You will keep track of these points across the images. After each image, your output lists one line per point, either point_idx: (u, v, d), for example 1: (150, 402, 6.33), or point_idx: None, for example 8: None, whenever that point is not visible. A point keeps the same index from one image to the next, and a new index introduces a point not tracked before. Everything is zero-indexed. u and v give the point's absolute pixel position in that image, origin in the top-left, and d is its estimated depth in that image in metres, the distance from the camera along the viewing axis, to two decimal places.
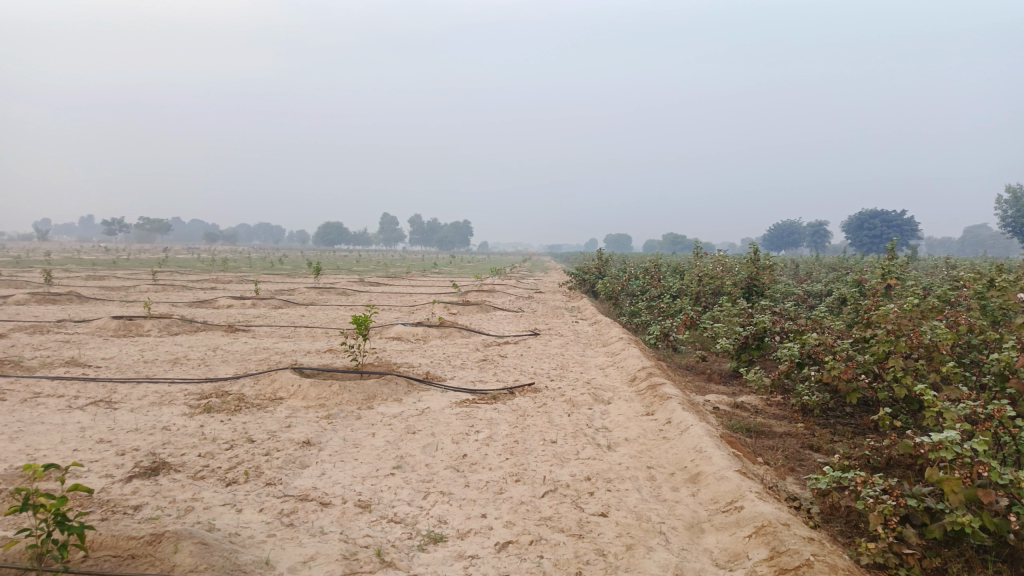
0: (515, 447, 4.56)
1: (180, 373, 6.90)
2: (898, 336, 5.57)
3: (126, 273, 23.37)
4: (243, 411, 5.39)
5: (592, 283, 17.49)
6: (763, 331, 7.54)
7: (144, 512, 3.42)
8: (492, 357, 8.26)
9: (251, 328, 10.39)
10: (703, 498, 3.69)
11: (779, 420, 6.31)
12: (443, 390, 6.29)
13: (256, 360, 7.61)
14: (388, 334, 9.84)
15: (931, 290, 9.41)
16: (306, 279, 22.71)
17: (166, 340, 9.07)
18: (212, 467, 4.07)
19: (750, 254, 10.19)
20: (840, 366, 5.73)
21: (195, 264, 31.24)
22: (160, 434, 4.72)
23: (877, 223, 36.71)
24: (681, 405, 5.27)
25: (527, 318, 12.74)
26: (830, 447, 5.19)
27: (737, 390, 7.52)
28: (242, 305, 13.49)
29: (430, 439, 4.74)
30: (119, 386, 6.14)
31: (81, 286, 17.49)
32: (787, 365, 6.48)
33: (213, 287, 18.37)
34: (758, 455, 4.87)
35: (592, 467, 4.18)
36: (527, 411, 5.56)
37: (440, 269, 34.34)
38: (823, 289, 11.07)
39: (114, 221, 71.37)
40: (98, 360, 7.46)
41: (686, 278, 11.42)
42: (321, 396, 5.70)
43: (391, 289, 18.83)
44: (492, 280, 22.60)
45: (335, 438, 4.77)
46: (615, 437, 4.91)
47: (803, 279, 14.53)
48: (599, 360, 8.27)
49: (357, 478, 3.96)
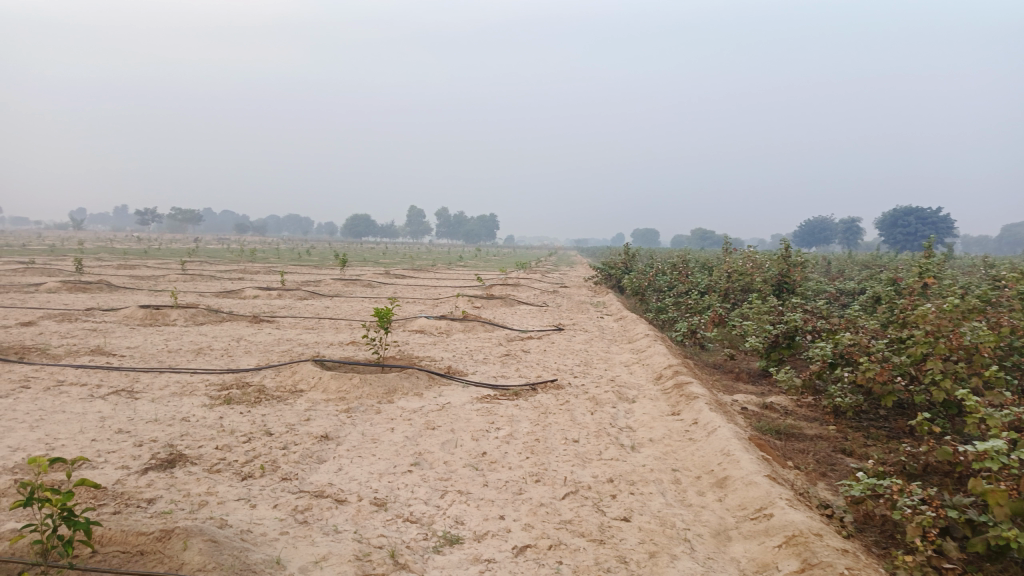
0: (536, 445, 4.45)
1: (202, 363, 6.90)
2: (937, 337, 5.36)
3: (156, 263, 23.68)
4: (263, 403, 5.35)
5: (618, 278, 17.28)
6: (794, 329, 7.34)
7: (158, 506, 3.37)
8: (516, 351, 8.15)
9: (276, 319, 10.41)
10: (731, 504, 3.55)
11: (810, 422, 6.11)
12: (465, 385, 6.19)
13: (278, 351, 7.59)
14: (411, 327, 9.78)
15: (969, 289, 9.09)
16: (333, 271, 22.81)
17: (190, 330, 9.10)
18: (229, 460, 4.03)
19: (781, 251, 9.95)
20: (875, 367, 5.54)
21: (224, 254, 31.55)
22: (179, 425, 4.69)
23: (912, 220, 35.89)
24: (708, 405, 5.12)
25: (552, 312, 12.61)
26: (863, 452, 5.01)
27: (766, 390, 7.33)
28: (268, 296, 13.55)
29: (450, 435, 4.65)
30: (142, 376, 6.15)
31: (113, 275, 17.75)
32: (819, 365, 6.28)
33: (241, 277, 18.53)
34: (788, 459, 4.70)
35: (615, 469, 4.05)
36: (549, 408, 5.45)
37: (466, 262, 34.28)
38: (856, 287, 10.78)
39: (147, 212, 72.64)
40: (123, 349, 7.49)
41: (715, 274, 11.20)
42: (341, 390, 5.64)
43: (417, 281, 18.82)
44: (517, 274, 22.49)
45: (354, 432, 4.70)
46: (639, 437, 4.77)
47: (835, 276, 14.20)
48: (624, 357, 8.12)
49: (374, 474, 3.88)
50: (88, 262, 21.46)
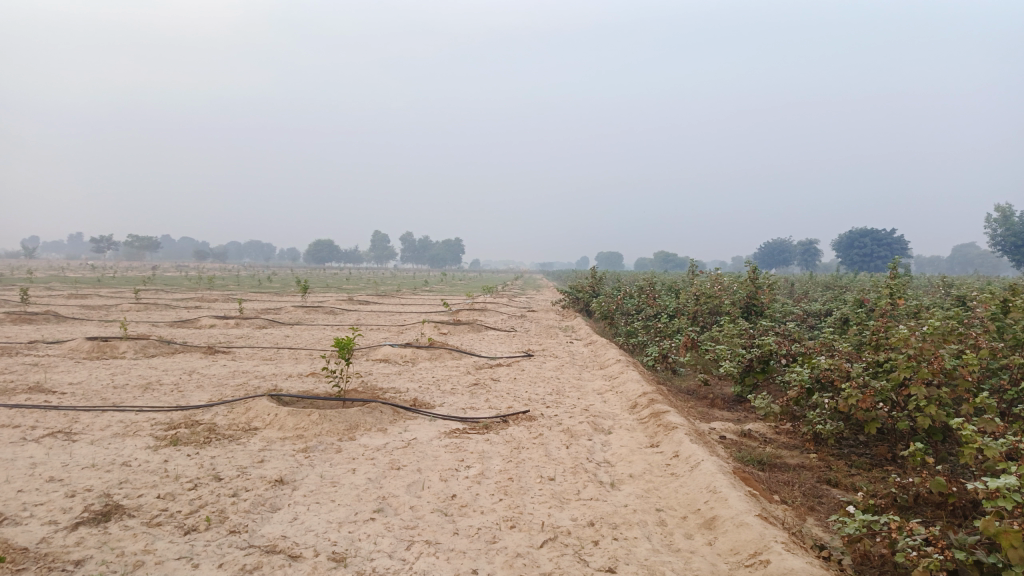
0: (510, 486, 4.15)
1: (150, 399, 6.45)
2: (919, 361, 5.20)
3: (109, 292, 22.82)
4: (213, 444, 4.95)
5: (586, 302, 17.08)
6: (769, 353, 7.16)
7: (86, 568, 2.98)
8: (484, 380, 7.84)
9: (232, 350, 9.94)
10: (722, 548, 3.29)
11: (790, 450, 5.91)
12: (432, 418, 5.86)
13: (233, 385, 7.17)
14: (375, 356, 9.40)
15: (936, 308, 9.08)
16: (293, 297, 22.37)
17: (140, 363, 8.61)
18: (172, 512, 3.64)
19: (749, 272, 9.85)
20: (857, 394, 5.35)
21: (183, 282, 30.69)
22: (118, 471, 4.28)
23: (867, 241, 36.63)
24: (688, 436, 4.87)
25: (520, 338, 12.34)
26: (849, 483, 4.81)
27: (742, 416, 7.13)
28: (225, 325, 13.04)
29: (417, 476, 4.33)
30: (82, 415, 5.69)
31: (62, 304, 17.13)
32: (796, 391, 6.09)
33: (197, 305, 18.01)
34: (774, 493, 4.48)
35: (595, 510, 3.77)
36: (522, 443, 5.15)
37: (431, 287, 33.82)
38: (823, 308, 10.74)
39: (103, 239, 71.13)
40: (64, 385, 6.99)
41: (683, 297, 11.06)
42: (299, 427, 5.28)
43: (381, 308, 18.42)
44: (483, 299, 22.24)
45: (312, 475, 4.34)
46: (618, 473, 4.50)
47: (800, 297, 14.23)
48: (596, 384, 7.86)
49: (334, 524, 3.54)
50: (36, 292, 20.57)
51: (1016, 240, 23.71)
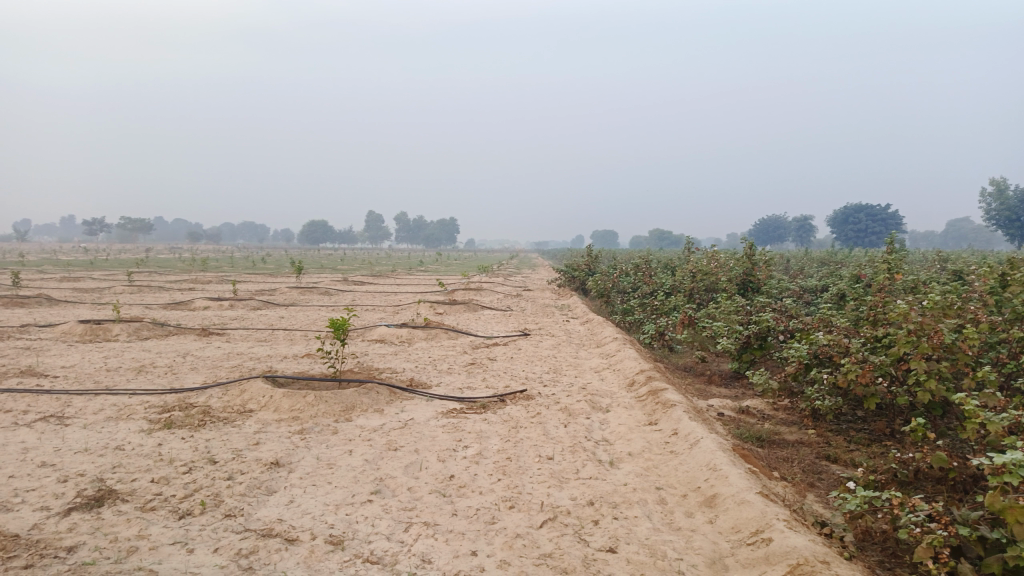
0: (508, 465, 4.11)
1: (144, 382, 6.39)
2: (919, 336, 5.16)
3: (101, 274, 22.62)
4: (207, 427, 4.90)
5: (582, 280, 17.01)
6: (767, 330, 7.12)
7: (79, 555, 2.93)
8: (481, 360, 7.79)
9: (226, 332, 9.87)
10: (723, 526, 3.26)
11: (789, 426, 5.89)
12: (429, 398, 5.82)
13: (228, 367, 7.10)
14: (370, 337, 9.34)
15: (933, 282, 9.04)
16: (288, 279, 22.26)
17: (134, 346, 8.54)
18: (166, 497, 3.59)
19: (746, 248, 9.80)
20: (856, 369, 5.31)
21: (176, 264, 30.52)
22: (111, 456, 4.22)
23: (863, 217, 36.55)
24: (687, 414, 4.84)
25: (516, 317, 12.29)
26: (849, 459, 4.79)
27: (740, 393, 7.11)
28: (220, 307, 12.95)
29: (414, 457, 4.28)
30: (75, 399, 5.62)
31: (54, 287, 17.05)
32: (794, 367, 6.06)
33: (191, 287, 17.91)
34: (773, 470, 4.45)
35: (595, 489, 3.74)
36: (520, 422, 5.11)
37: (426, 267, 33.71)
38: (819, 284, 10.69)
39: (96, 222, 70.72)
40: (57, 369, 6.91)
41: (679, 274, 11.01)
42: (294, 409, 5.23)
43: (376, 288, 18.35)
44: (478, 278, 22.17)
45: (308, 457, 4.29)
46: (617, 452, 4.47)
47: (797, 273, 14.20)
48: (593, 362, 7.82)
49: (331, 506, 3.50)
50: (28, 276, 20.41)
51: (1010, 215, 23.67)
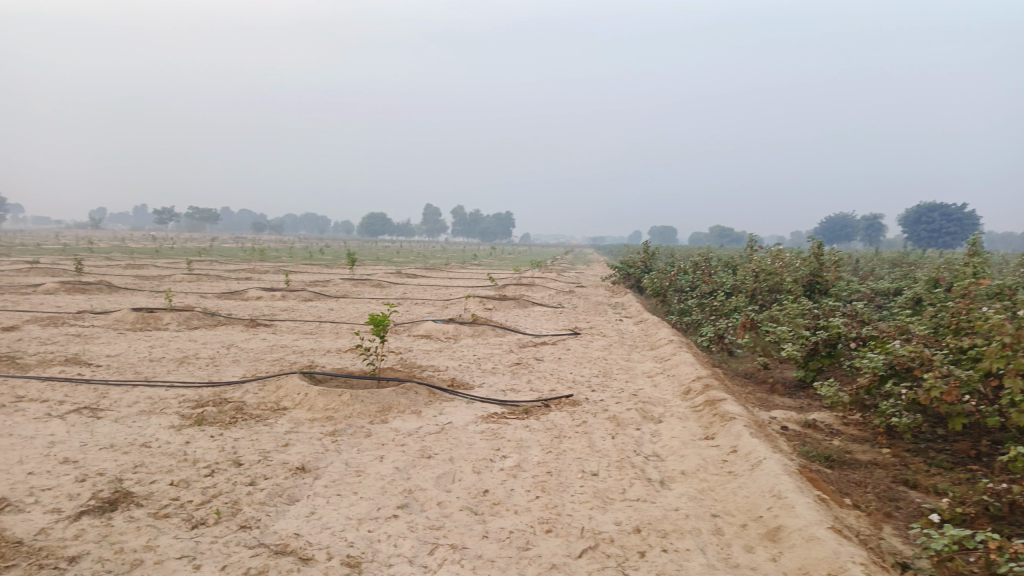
0: (548, 481, 3.77)
1: (183, 374, 6.28)
2: (1014, 351, 4.59)
3: (165, 262, 23.13)
4: (238, 424, 4.71)
5: (638, 278, 16.48)
6: (837, 337, 6.56)
7: (80, 566, 2.71)
8: (528, 360, 7.46)
9: (274, 323, 9.80)
10: (788, 565, 2.87)
11: (860, 444, 5.39)
12: (469, 401, 5.52)
13: (269, 361, 6.95)
14: (417, 332, 9.12)
15: (1021, 289, 8.29)
16: (342, 270, 22.43)
17: (181, 335, 8.50)
18: (182, 502, 3.38)
19: (813, 248, 9.19)
20: (941, 385, 4.77)
21: (238, 254, 31.09)
22: (136, 454, 4.05)
23: (937, 216, 34.74)
24: (747, 430, 4.42)
25: (568, 315, 11.92)
26: (930, 485, 4.29)
27: (806, 404, 6.60)
28: (271, 297, 12.96)
29: (448, 467, 3.99)
30: (112, 390, 5.53)
31: (117, 274, 17.47)
32: (867, 378, 5.53)
33: (247, 277, 18.13)
34: (844, 496, 4.01)
35: (643, 514, 3.37)
36: (564, 431, 4.77)
37: (480, 261, 33.57)
38: (892, 287, 9.99)
39: (165, 211, 73.24)
40: (101, 358, 6.88)
41: (741, 273, 10.45)
42: (329, 408, 5.01)
43: (428, 282, 18.23)
44: (531, 273, 21.85)
45: (337, 462, 4.04)
46: (669, 470, 4.08)
47: (867, 275, 13.44)
48: (645, 366, 7.41)
49: (353, 521, 3.23)
50: (96, 262, 21.07)
51: None
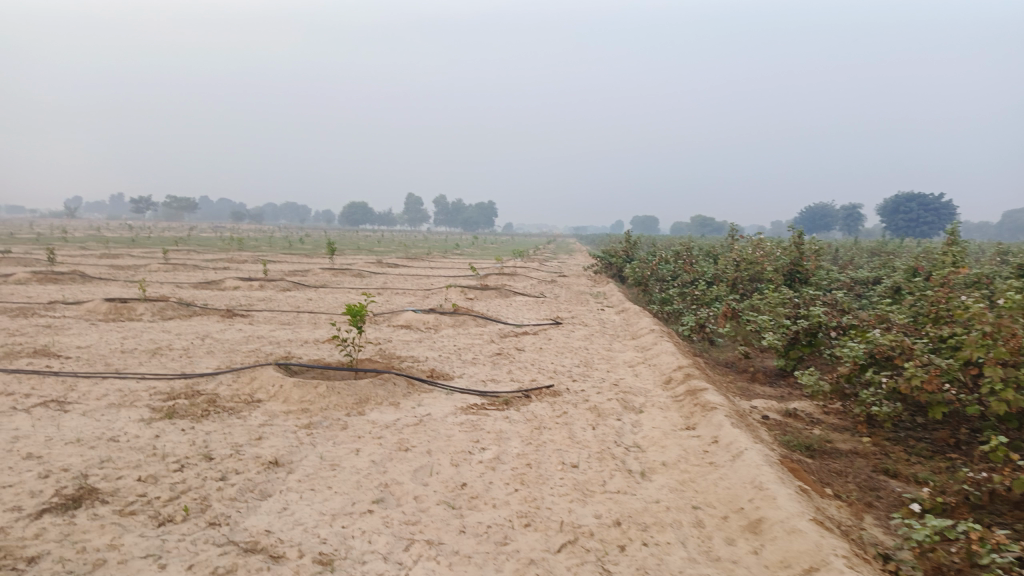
0: (527, 473, 3.71)
1: (156, 366, 6.14)
2: (995, 340, 4.58)
3: (140, 251, 22.78)
4: (211, 417, 4.59)
5: (620, 268, 16.45)
6: (817, 326, 6.55)
7: (39, 567, 2.60)
8: (509, 350, 7.39)
9: (251, 313, 9.64)
10: (770, 558, 2.83)
11: (841, 433, 5.38)
12: (449, 392, 5.44)
13: (244, 352, 6.82)
14: (396, 322, 9.01)
15: (998, 278, 8.34)
16: (322, 259, 22.20)
17: (155, 326, 8.33)
18: (148, 499, 3.27)
19: (794, 237, 9.17)
20: (922, 374, 4.76)
21: (216, 243, 30.72)
22: (102, 448, 3.93)
23: (914, 206, 35.06)
24: (728, 420, 4.38)
25: (549, 304, 11.87)
26: (911, 474, 4.28)
27: (786, 393, 6.59)
28: (249, 287, 12.77)
29: (425, 460, 3.91)
30: (80, 383, 5.37)
31: (90, 263, 17.16)
32: (848, 367, 5.52)
33: (225, 266, 17.89)
34: (825, 486, 3.98)
35: (623, 506, 3.32)
36: (544, 422, 4.70)
37: (462, 250, 33.44)
38: (871, 276, 10.03)
39: (141, 200, 72.20)
40: (71, 350, 6.71)
41: (722, 263, 10.43)
42: (304, 400, 4.91)
43: (409, 271, 18.08)
44: (513, 263, 21.78)
45: (311, 456, 3.95)
46: (650, 461, 4.03)
47: (846, 264, 13.51)
48: (627, 356, 7.37)
49: (326, 517, 3.14)
50: (70, 251, 20.69)
51: None
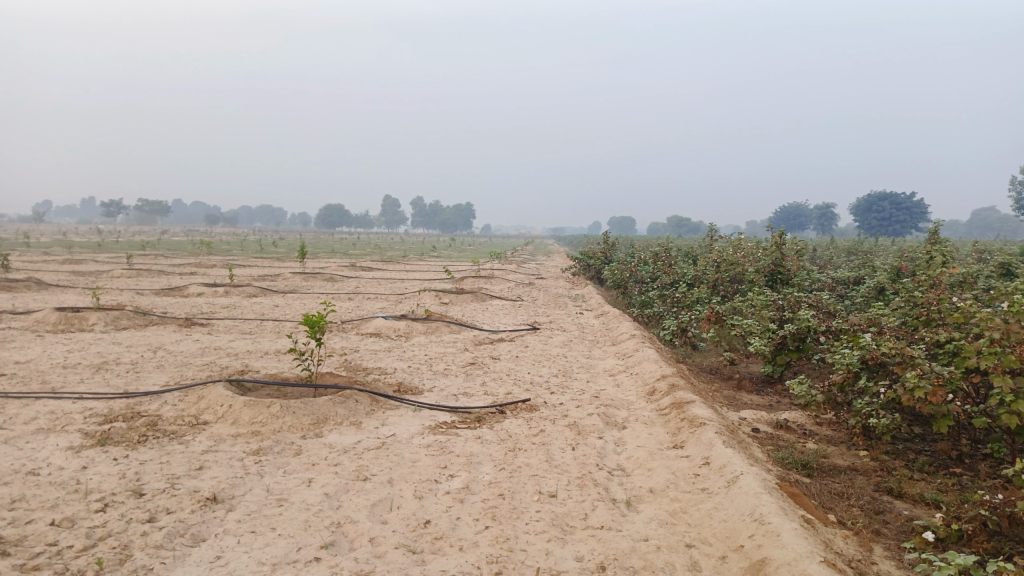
0: (499, 507, 3.30)
1: (98, 383, 5.63)
2: (1002, 347, 4.22)
3: (105, 257, 21.96)
4: (148, 444, 4.12)
5: (598, 269, 16.10)
6: (806, 330, 6.20)
7: None
8: (483, 359, 6.96)
9: (212, 322, 9.12)
10: None
11: (836, 448, 5.03)
12: (416, 409, 5.02)
13: (197, 366, 6.33)
14: (365, 330, 8.55)
15: (984, 276, 8.06)
16: (294, 263, 21.65)
17: (105, 338, 7.78)
18: (58, 549, 2.80)
19: (774, 237, 8.85)
20: (925, 384, 4.40)
21: (186, 248, 29.77)
22: (17, 484, 3.45)
23: (887, 206, 35.22)
24: (719, 438, 4.00)
25: (526, 308, 11.48)
26: (917, 494, 3.93)
27: (775, 402, 6.24)
28: (214, 294, 12.20)
29: (386, 492, 3.49)
30: (8, 404, 4.86)
31: (48, 270, 16.43)
32: (841, 375, 5.14)
33: (191, 271, 17.27)
34: (827, 513, 3.63)
35: (607, 547, 2.93)
36: (519, 442, 4.30)
37: (439, 253, 32.92)
38: (854, 276, 9.74)
39: (111, 204, 70.80)
40: (7, 366, 6.16)
41: (701, 264, 10.11)
42: (255, 422, 4.46)
43: (383, 275, 17.61)
44: (490, 265, 21.38)
45: (256, 489, 3.50)
46: (635, 487, 3.65)
47: (827, 263, 13.27)
48: (607, 363, 7.00)
49: (266, 569, 2.71)
50: (31, 257, 19.87)
51: None
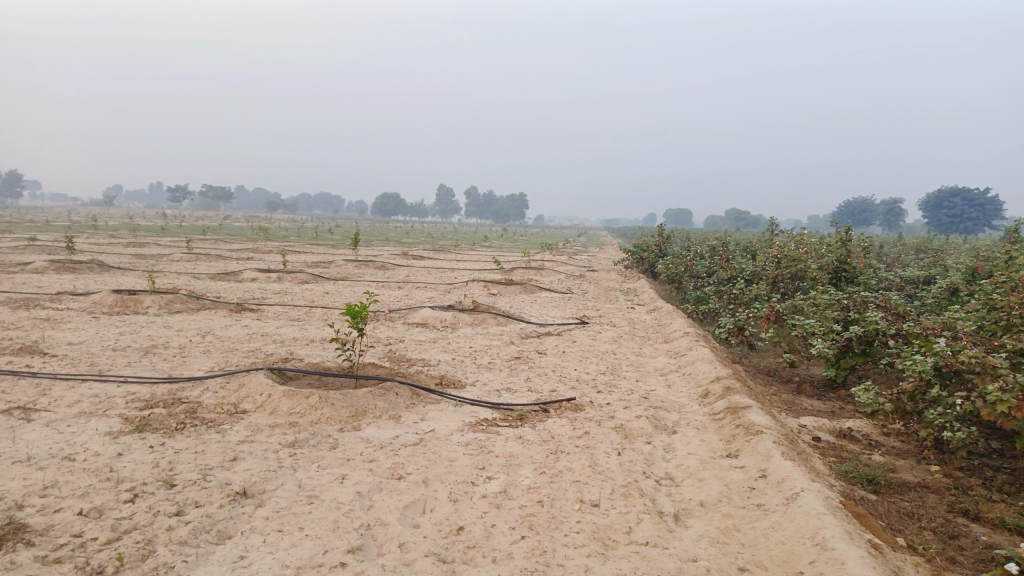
0: (538, 515, 3.11)
1: (145, 367, 5.64)
2: None
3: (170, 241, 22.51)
4: (185, 432, 4.06)
5: (652, 263, 15.69)
6: (874, 333, 5.79)
7: None
8: (529, 354, 6.76)
9: (262, 308, 9.15)
10: None
11: (904, 461, 4.66)
12: (457, 404, 4.87)
13: (243, 352, 6.31)
14: (412, 320, 8.45)
15: None
16: (348, 250, 21.82)
17: (157, 321, 7.87)
18: (82, 541, 2.73)
19: (840, 233, 8.38)
20: (1008, 397, 4.00)
21: (245, 234, 30.41)
22: (52, 469, 3.41)
23: (959, 202, 33.58)
24: (778, 448, 3.72)
25: (576, 302, 11.21)
26: (997, 518, 3.57)
27: (838, 409, 5.87)
28: (267, 280, 12.30)
29: (421, 493, 3.34)
30: (55, 386, 4.89)
31: (112, 252, 16.90)
32: (912, 384, 4.75)
33: (248, 256, 17.55)
34: (896, 536, 3.33)
35: (652, 566, 2.71)
36: (562, 444, 4.10)
37: (491, 242, 32.84)
38: (924, 275, 9.18)
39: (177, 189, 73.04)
40: (60, 347, 6.25)
41: (761, 259, 9.68)
42: (293, 412, 4.37)
43: (435, 264, 17.58)
44: (542, 257, 21.15)
45: (288, 484, 3.39)
46: (685, 500, 3.41)
47: (895, 262, 12.61)
48: (658, 362, 6.73)
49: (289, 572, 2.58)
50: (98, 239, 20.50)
51: None
